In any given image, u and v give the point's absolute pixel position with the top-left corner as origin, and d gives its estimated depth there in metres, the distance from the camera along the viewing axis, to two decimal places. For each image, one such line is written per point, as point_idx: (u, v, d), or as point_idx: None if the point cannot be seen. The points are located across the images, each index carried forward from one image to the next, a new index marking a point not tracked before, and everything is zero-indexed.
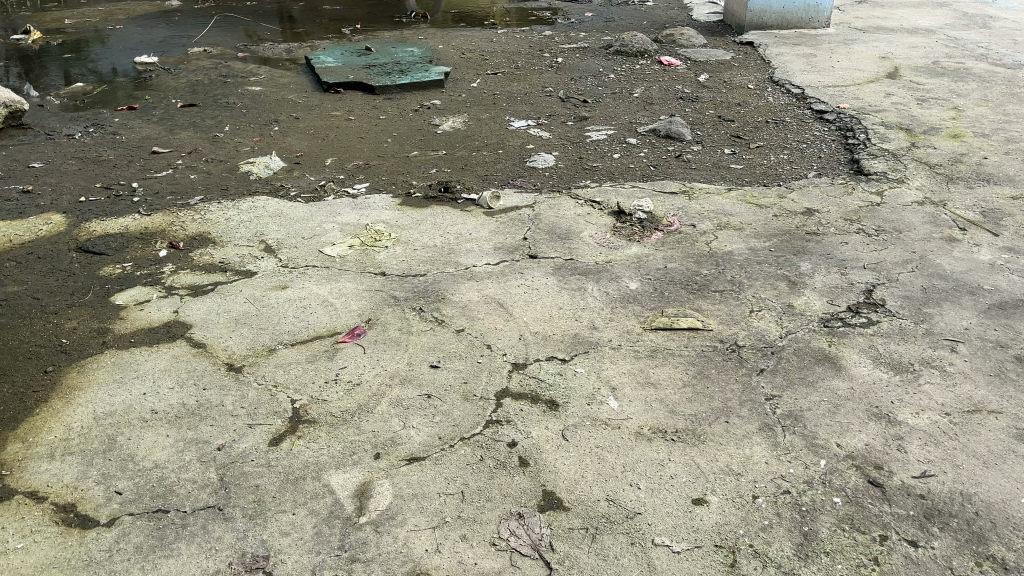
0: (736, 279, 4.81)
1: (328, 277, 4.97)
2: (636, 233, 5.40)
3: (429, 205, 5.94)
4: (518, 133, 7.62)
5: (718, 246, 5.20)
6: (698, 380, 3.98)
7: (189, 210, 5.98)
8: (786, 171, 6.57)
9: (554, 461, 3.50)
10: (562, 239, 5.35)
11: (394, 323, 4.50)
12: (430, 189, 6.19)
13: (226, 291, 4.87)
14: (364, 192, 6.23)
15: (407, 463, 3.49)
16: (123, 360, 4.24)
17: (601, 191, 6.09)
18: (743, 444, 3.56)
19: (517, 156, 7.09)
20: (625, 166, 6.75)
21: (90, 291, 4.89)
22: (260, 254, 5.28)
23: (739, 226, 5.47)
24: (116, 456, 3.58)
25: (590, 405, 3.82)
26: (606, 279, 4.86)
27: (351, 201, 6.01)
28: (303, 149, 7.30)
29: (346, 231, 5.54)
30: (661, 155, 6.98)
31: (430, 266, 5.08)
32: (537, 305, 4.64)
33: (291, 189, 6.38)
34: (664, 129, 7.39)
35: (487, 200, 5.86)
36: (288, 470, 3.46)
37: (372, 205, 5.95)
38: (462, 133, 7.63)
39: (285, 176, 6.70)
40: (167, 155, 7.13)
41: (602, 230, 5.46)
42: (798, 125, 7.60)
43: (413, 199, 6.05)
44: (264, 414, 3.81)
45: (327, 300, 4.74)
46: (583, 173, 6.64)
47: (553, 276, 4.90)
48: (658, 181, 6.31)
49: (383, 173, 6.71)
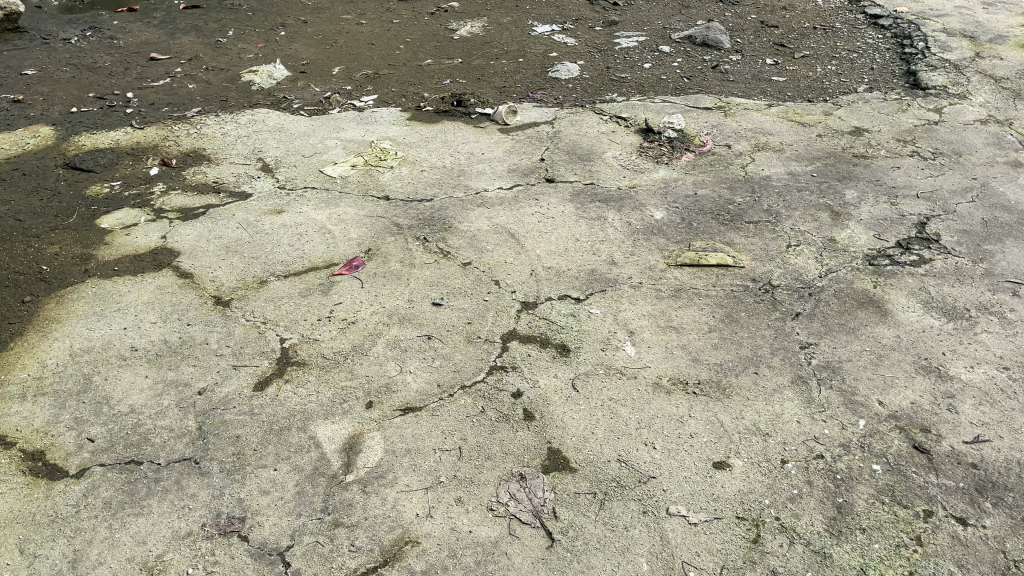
0: (773, 208, 4.37)
1: (327, 201, 4.63)
2: (664, 155, 4.94)
3: (440, 121, 5.50)
4: (541, 39, 7.05)
5: (754, 170, 4.74)
6: (725, 324, 3.61)
7: (185, 124, 5.60)
8: (833, 85, 5.99)
9: (562, 415, 3.17)
10: (583, 160, 4.94)
11: (396, 254, 4.16)
12: (442, 103, 5.74)
13: (219, 214, 4.53)
14: (373, 106, 5.80)
15: (401, 413, 3.19)
16: (105, 290, 3.95)
17: (628, 106, 5.59)
18: (773, 400, 3.20)
19: (539, 65, 6.55)
20: (655, 78, 6.20)
21: (76, 213, 4.57)
22: (257, 174, 4.93)
23: (778, 147, 4.97)
24: (91, 399, 3.32)
25: (605, 350, 3.47)
26: (629, 207, 4.45)
27: (357, 115, 5.60)
28: (310, 57, 6.82)
29: (349, 149, 5.18)
30: (696, 65, 6.40)
31: (438, 189, 4.72)
32: (552, 236, 4.28)
33: (294, 101, 5.96)
34: (700, 36, 6.77)
35: (503, 116, 5.41)
36: (272, 420, 3.17)
37: (379, 120, 5.52)
38: (481, 40, 7.09)
39: (288, 86, 6.25)
40: (166, 63, 6.69)
41: (626, 151, 5.01)
42: (849, 32, 6.93)
43: (423, 113, 5.61)
44: (250, 354, 3.52)
45: (325, 228, 4.40)
46: (610, 85, 6.11)
47: (571, 204, 4.52)
48: (692, 95, 5.78)
49: (394, 84, 6.25)
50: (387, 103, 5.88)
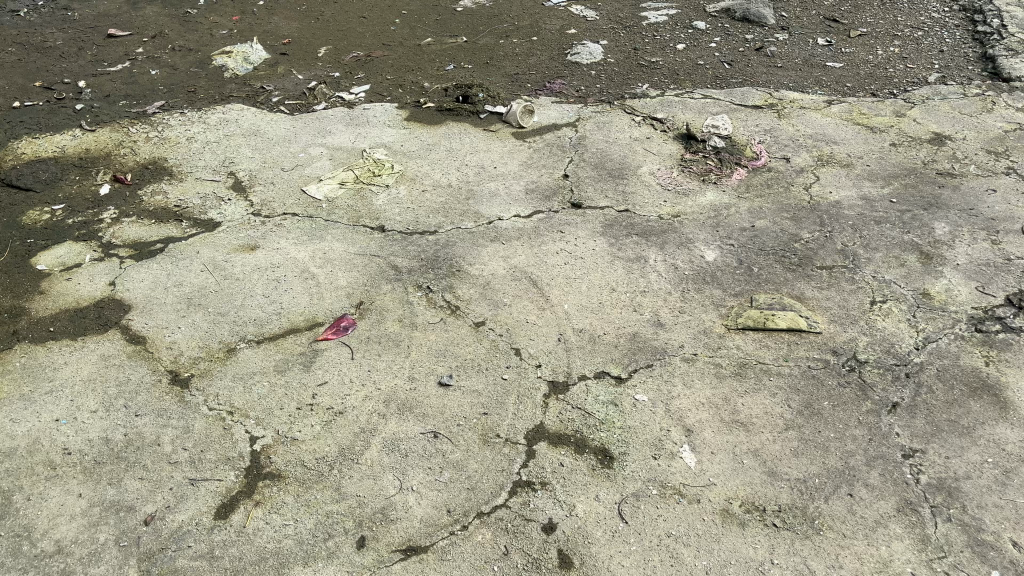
0: (849, 248, 3.61)
1: (311, 234, 3.87)
2: (711, 171, 4.16)
3: (444, 123, 4.70)
4: (557, 13, 6.18)
5: (820, 193, 3.97)
6: (805, 418, 2.88)
7: (144, 124, 4.78)
8: (899, 72, 5.16)
9: (607, 559, 2.45)
10: (614, 177, 4.17)
11: (394, 310, 3.42)
12: (446, 100, 4.94)
13: (179, 251, 3.77)
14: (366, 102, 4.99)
15: (401, 556, 2.49)
16: (37, 362, 3.22)
17: (664, 104, 4.79)
18: (879, 537, 2.47)
19: (557, 45, 5.70)
20: (691, 65, 5.38)
21: (8, 249, 3.81)
22: (227, 195, 4.15)
23: (846, 160, 4.20)
24: (7, 529, 2.61)
25: (657, 459, 2.76)
26: (674, 245, 3.70)
27: (346, 114, 4.80)
28: (293, 34, 5.95)
29: (337, 161, 4.40)
30: (737, 48, 5.56)
31: (443, 217, 3.96)
32: (582, 284, 3.54)
33: (274, 95, 5.14)
34: (740, 11, 5.91)
35: (519, 118, 4.61)
36: (235, 567, 2.47)
37: (373, 122, 4.72)
38: (488, 12, 6.21)
39: (267, 74, 5.42)
40: (125, 42, 5.83)
41: (665, 165, 4.23)
42: (910, 3, 6.05)
43: (424, 113, 4.81)
44: (212, 462, 2.80)
45: (307, 271, 3.65)
46: (639, 74, 5.28)
47: (603, 239, 3.77)
48: (737, 88, 4.96)
49: (390, 72, 5.42)
50: (382, 97, 5.07)
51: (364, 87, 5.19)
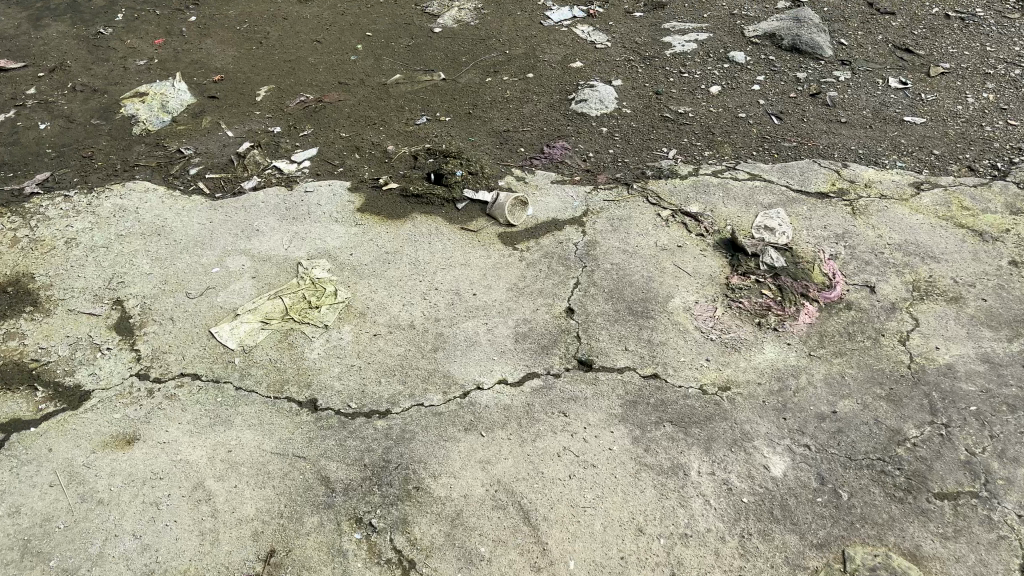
0: (980, 457, 2.49)
1: (215, 416, 2.77)
2: (770, 308, 3.04)
3: (409, 218, 3.57)
4: (557, 36, 4.99)
5: (923, 349, 2.86)
6: None
7: (15, 214, 3.64)
8: (1000, 132, 3.99)
9: None
10: (637, 315, 3.05)
11: (319, 568, 2.31)
12: (414, 179, 3.79)
13: (25, 448, 2.67)
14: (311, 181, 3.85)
15: None
16: None
17: (698, 188, 3.64)
18: None
19: (558, 86, 4.53)
20: (730, 120, 4.22)
21: None
22: (107, 342, 3.04)
23: (952, 291, 3.07)
24: None
25: None
26: (725, 445, 2.60)
27: (281, 203, 3.67)
28: (228, 66, 4.78)
29: (263, 282, 3.28)
30: (786, 92, 4.39)
31: (400, 382, 2.85)
32: (597, 517, 2.40)
33: (193, 164, 4.00)
34: (789, 38, 4.73)
35: (506, 214, 3.49)
36: None
37: (316, 216, 3.58)
38: (472, 34, 5.01)
39: (188, 129, 4.26)
40: (15, 79, 4.66)
41: (705, 295, 3.11)
42: (1000, 26, 4.84)
43: (384, 201, 3.67)
44: None
45: (202, 486, 2.54)
46: (663, 135, 4.13)
47: (624, 430, 2.65)
48: (792, 162, 3.82)
49: (345, 128, 4.25)
50: (333, 172, 3.93)
51: (311, 154, 4.04)
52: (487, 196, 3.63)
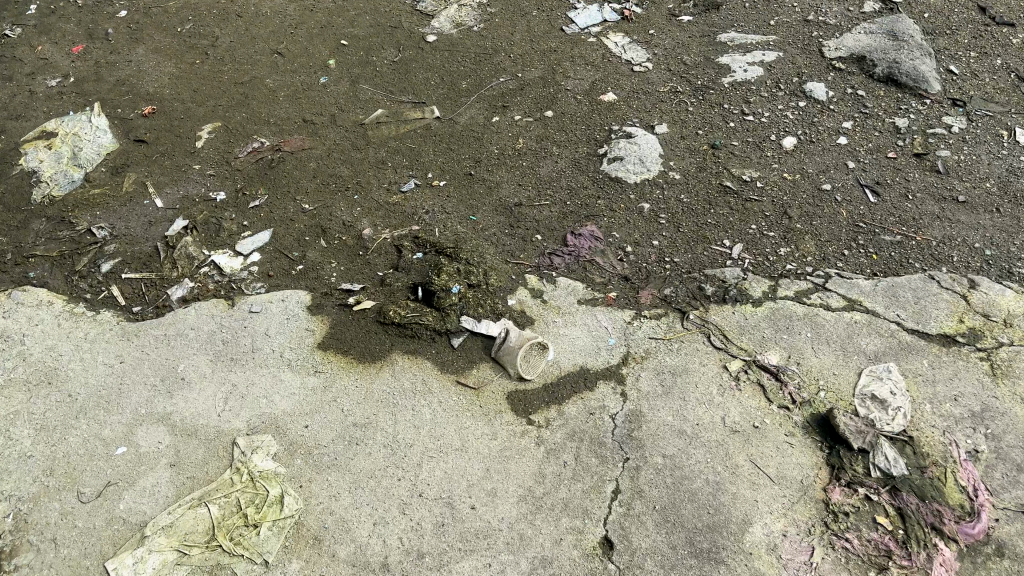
0: None
1: None
2: (890, 552, 2.15)
3: (387, 363, 2.64)
4: (583, 51, 3.95)
5: None
6: None
7: None
8: None
9: None
10: (703, 557, 2.16)
11: None
12: (396, 292, 2.84)
13: None
14: (261, 291, 2.91)
15: None
16: None
17: (777, 320, 2.70)
18: None
19: (585, 131, 3.51)
20: (810, 193, 3.23)
21: None
22: None
23: None
24: None
25: None
26: None
27: (216, 332, 2.75)
28: (164, 91, 3.75)
29: (184, 476, 2.39)
30: (881, 149, 3.39)
31: None
32: None
33: (106, 254, 3.05)
34: (883, 64, 3.69)
35: (519, 363, 2.56)
36: None
37: (262, 358, 2.67)
38: (477, 47, 3.97)
39: (105, 193, 3.29)
40: None
41: (796, 523, 2.23)
42: None
43: (354, 330, 2.72)
44: None
45: None
46: (724, 217, 3.15)
47: None
48: (900, 277, 2.87)
49: (310, 195, 3.27)
50: (289, 274, 2.98)
51: (262, 243, 3.08)
52: (493, 329, 2.68)
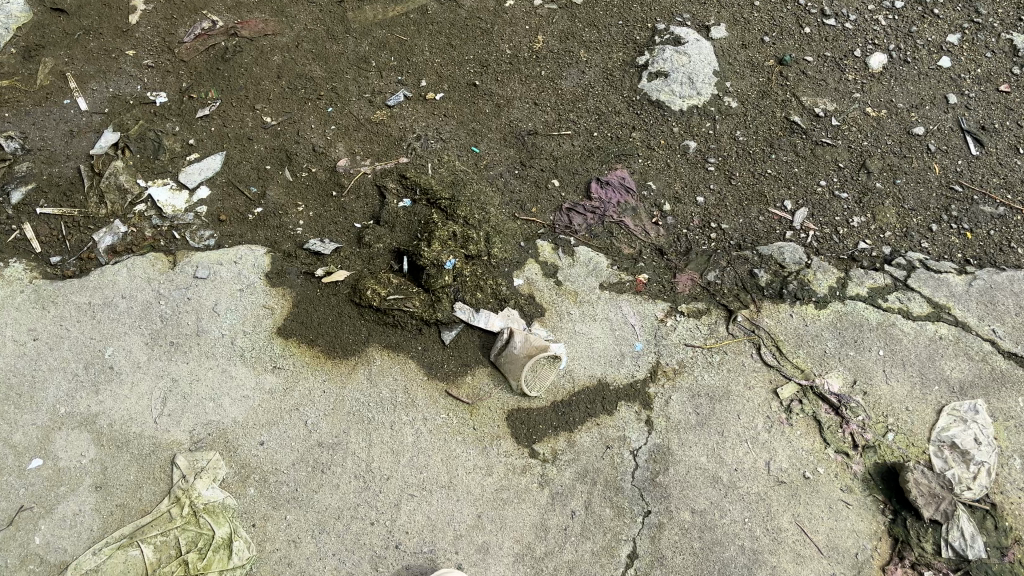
0: None
1: None
2: None
3: (363, 360, 2.15)
4: None
5: None
6: None
7: None
8: None
9: None
10: None
11: None
12: (376, 259, 2.29)
13: None
14: (210, 243, 2.35)
15: None
16: None
17: (845, 327, 2.19)
18: None
19: (621, 31, 2.83)
20: (898, 137, 2.59)
21: None
22: None
23: None
24: None
25: None
26: None
27: (152, 303, 2.22)
28: None
29: (111, 504, 1.98)
30: (990, 78, 2.71)
31: None
32: None
33: (16, 177, 2.45)
34: None
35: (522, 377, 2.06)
36: None
37: (209, 343, 2.17)
38: None
39: (17, 87, 2.63)
40: None
41: None
42: None
43: (323, 312, 2.21)
44: None
45: None
46: (790, 165, 2.53)
47: None
48: (1000, 271, 2.32)
49: (272, 104, 2.61)
50: (245, 220, 2.40)
51: (213, 172, 2.47)
52: (495, 325, 2.16)
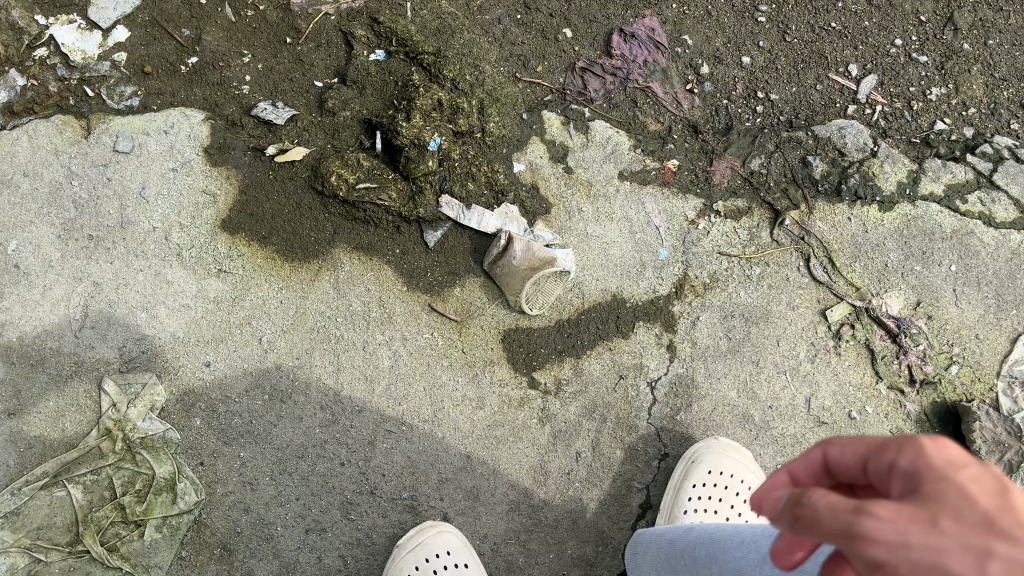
0: None
1: None
2: None
3: (328, 264, 1.77)
4: None
5: None
6: None
7: None
8: None
9: None
10: None
11: None
12: (342, 133, 1.86)
13: None
14: (134, 105, 1.88)
15: None
16: None
17: (912, 235, 1.82)
18: None
19: None
20: None
21: None
22: None
23: None
24: None
25: None
26: None
27: (63, 183, 1.79)
28: None
29: (31, 436, 1.66)
30: None
31: None
32: None
33: None
34: None
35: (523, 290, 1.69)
36: None
37: (138, 237, 1.77)
38: None
39: None
40: None
41: None
42: None
43: (277, 202, 1.79)
44: None
45: None
46: (862, 15, 1.96)
47: None
48: None
49: None
50: (177, 74, 1.91)
51: (131, 7, 1.92)
52: (489, 228, 1.78)
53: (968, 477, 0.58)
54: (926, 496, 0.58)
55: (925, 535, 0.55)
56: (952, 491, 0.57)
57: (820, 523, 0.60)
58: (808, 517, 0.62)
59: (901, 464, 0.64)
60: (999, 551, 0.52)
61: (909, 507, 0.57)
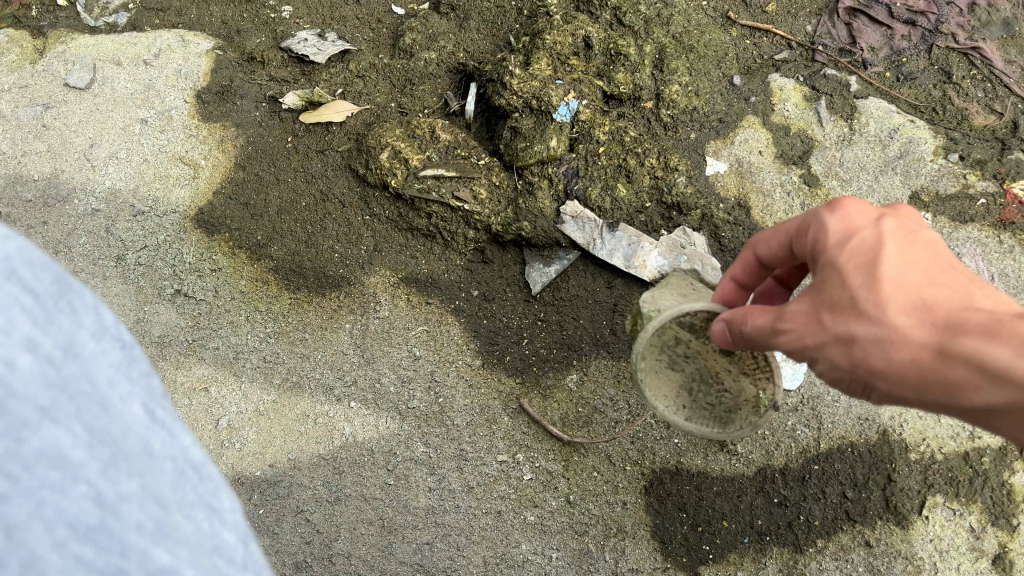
0: None
1: None
2: None
3: (353, 301, 1.00)
4: None
5: None
6: None
7: None
8: None
9: None
10: None
11: None
12: (418, 86, 1.09)
13: None
14: (119, 23, 1.22)
15: None
16: None
17: None
18: None
19: None
20: None
21: None
22: None
23: None
24: None
25: None
26: None
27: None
28: None
29: None
30: None
31: None
32: None
33: None
34: None
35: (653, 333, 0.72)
36: None
37: (64, 223, 1.06)
38: None
39: None
40: None
41: None
42: None
43: (292, 186, 1.06)
44: None
45: None
46: None
47: None
48: None
49: None
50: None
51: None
52: (647, 272, 0.94)
53: (852, 263, 0.46)
54: (816, 286, 0.49)
55: (811, 338, 0.48)
56: (839, 291, 0.46)
57: (760, 335, 0.52)
58: (750, 329, 0.53)
59: (832, 224, 0.49)
60: (871, 351, 0.45)
61: (789, 305, 0.49)
